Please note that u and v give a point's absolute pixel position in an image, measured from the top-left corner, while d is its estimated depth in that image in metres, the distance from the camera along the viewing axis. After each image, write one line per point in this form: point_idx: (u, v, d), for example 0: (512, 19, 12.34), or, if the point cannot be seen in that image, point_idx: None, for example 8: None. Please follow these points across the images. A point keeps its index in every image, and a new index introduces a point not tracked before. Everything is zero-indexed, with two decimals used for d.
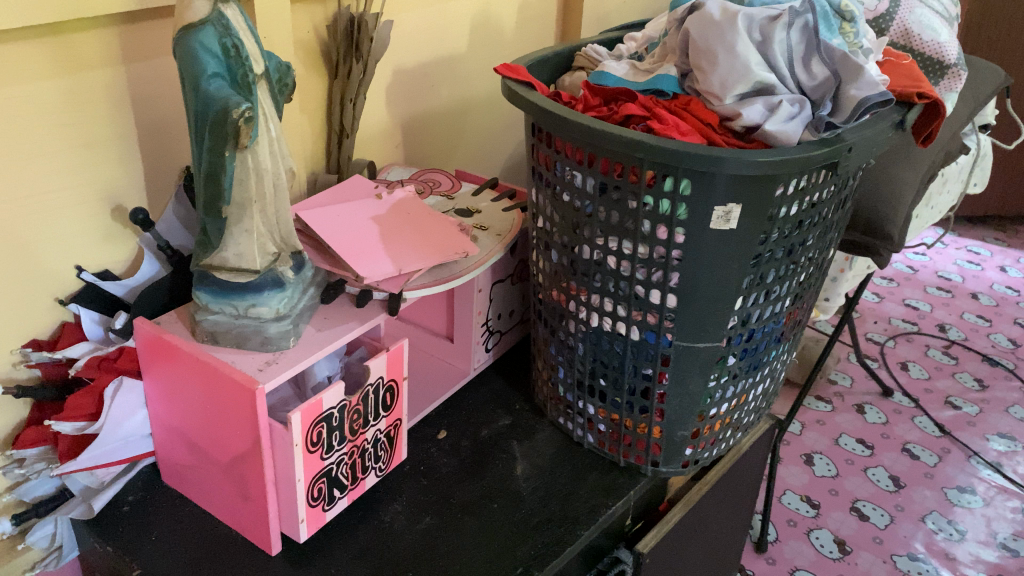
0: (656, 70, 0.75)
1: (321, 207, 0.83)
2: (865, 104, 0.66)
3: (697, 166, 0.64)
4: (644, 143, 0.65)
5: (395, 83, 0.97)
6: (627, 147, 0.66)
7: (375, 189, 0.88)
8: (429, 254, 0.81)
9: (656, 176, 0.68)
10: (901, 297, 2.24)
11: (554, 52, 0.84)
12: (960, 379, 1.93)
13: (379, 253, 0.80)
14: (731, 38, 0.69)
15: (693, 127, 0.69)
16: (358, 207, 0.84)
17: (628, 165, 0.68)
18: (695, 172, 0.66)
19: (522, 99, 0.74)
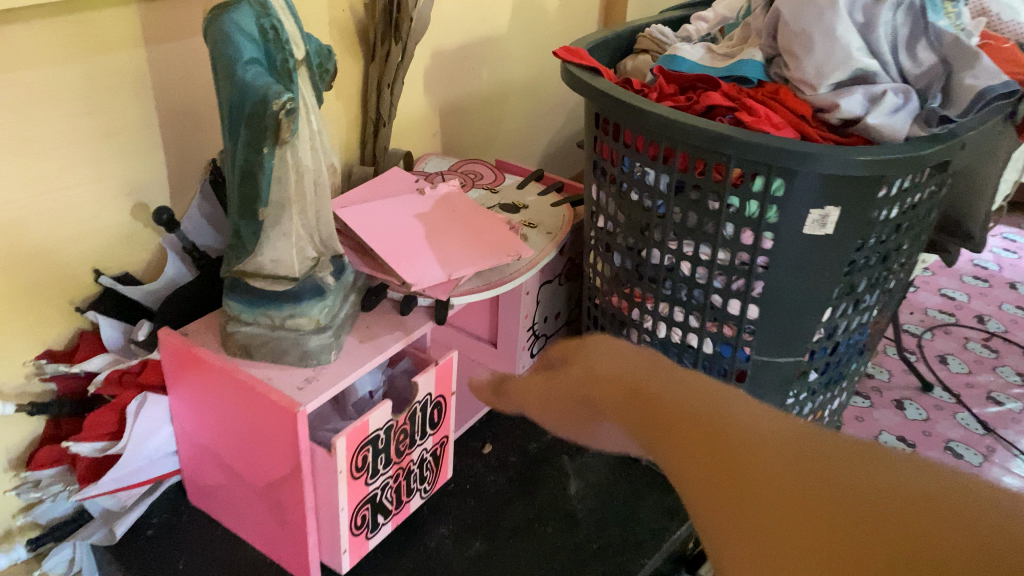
0: (737, 54, 0.68)
1: (360, 205, 0.75)
2: (986, 96, 0.58)
3: (797, 165, 0.56)
4: (734, 138, 0.58)
5: (433, 66, 0.89)
6: (714, 143, 0.59)
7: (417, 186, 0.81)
8: (480, 256, 0.74)
9: (744, 175, 0.60)
10: (937, 286, 2.17)
11: (616, 34, 0.77)
12: (1002, 372, 1.86)
13: (426, 255, 0.73)
14: (831, 17, 0.60)
15: (784, 119, 0.61)
16: (400, 204, 0.77)
17: (711, 162, 0.61)
18: (789, 171, 0.59)
19: (587, 86, 0.67)
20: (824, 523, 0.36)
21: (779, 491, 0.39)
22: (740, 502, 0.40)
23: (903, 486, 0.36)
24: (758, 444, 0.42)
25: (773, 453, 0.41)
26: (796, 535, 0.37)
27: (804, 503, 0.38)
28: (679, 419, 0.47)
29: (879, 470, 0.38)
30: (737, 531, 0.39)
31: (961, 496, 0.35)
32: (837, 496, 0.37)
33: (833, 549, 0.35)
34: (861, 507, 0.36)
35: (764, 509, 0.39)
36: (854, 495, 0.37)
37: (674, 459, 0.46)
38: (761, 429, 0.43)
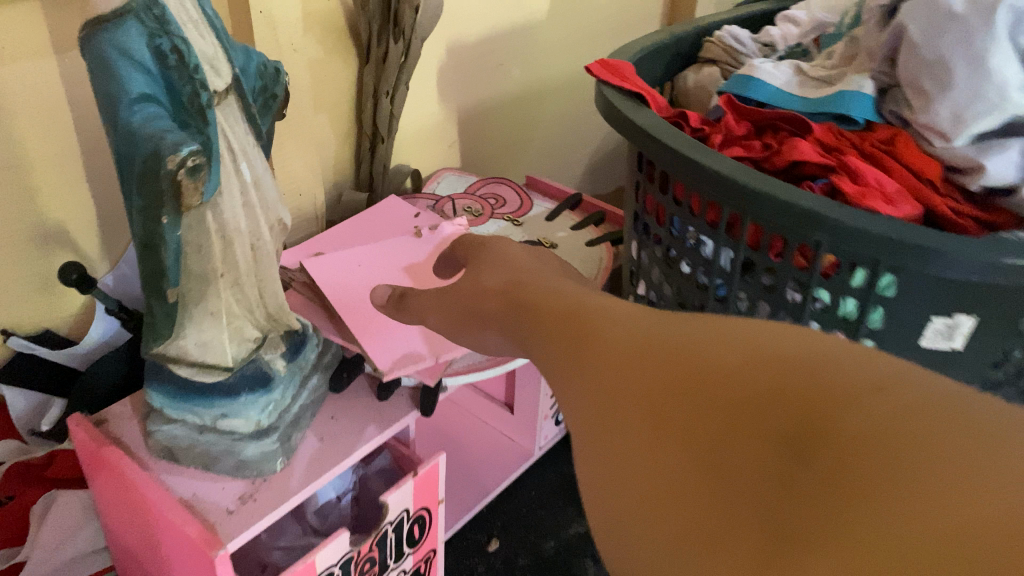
0: (838, 81, 0.49)
1: (322, 256, 0.59)
2: None
3: (921, 267, 0.39)
4: (827, 218, 0.40)
5: (448, 64, 0.72)
6: (798, 224, 0.41)
7: (399, 225, 0.65)
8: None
9: (839, 265, 0.43)
10: None
11: (675, 38, 0.59)
12: None
13: (407, 324, 0.56)
14: (982, 43, 0.41)
15: (900, 185, 0.43)
16: (373, 251, 0.60)
17: (792, 243, 0.43)
18: (908, 270, 0.41)
19: (626, 121, 0.49)
20: (747, 416, 0.17)
21: (687, 359, 0.19)
22: (614, 399, 0.20)
23: (775, 336, 0.19)
24: (639, 352, 0.21)
25: (652, 370, 0.20)
26: (683, 478, 0.18)
27: (687, 363, 0.19)
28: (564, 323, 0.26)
29: (924, 393, 0.16)
30: (597, 407, 0.21)
31: (918, 380, 0.17)
32: (736, 345, 0.19)
33: (707, 410, 0.18)
34: (792, 372, 0.17)
35: (647, 375, 0.20)
36: (744, 358, 0.18)
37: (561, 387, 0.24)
38: (645, 328, 0.22)
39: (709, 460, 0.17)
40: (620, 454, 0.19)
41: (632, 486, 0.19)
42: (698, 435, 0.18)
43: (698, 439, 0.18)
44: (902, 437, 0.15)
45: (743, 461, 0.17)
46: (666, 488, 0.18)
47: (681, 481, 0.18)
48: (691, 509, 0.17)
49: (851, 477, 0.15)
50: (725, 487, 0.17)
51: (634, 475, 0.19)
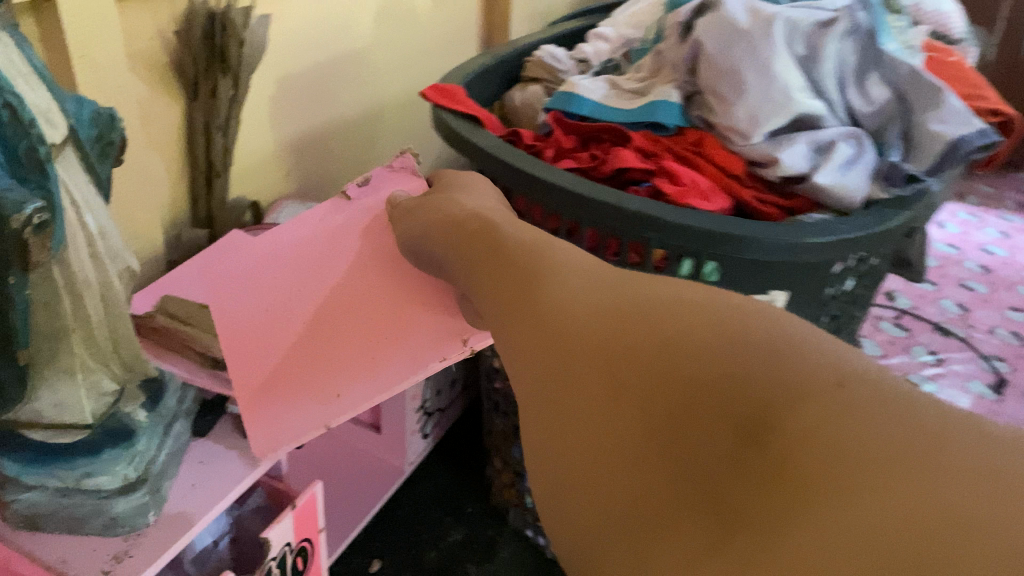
0: (649, 93, 0.54)
1: (229, 282, 0.51)
2: (960, 147, 0.47)
3: (734, 255, 0.44)
4: (658, 218, 0.44)
5: (278, 94, 0.72)
6: (632, 228, 0.46)
7: (349, 215, 0.54)
8: (408, 345, 0.50)
9: (669, 259, 0.47)
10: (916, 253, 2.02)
11: (498, 59, 0.62)
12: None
13: (321, 369, 0.49)
14: (765, 50, 0.48)
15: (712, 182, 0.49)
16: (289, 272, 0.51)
17: (626, 242, 0.47)
18: (728, 259, 0.45)
19: (462, 141, 0.52)
20: (681, 400, 0.19)
21: (637, 324, 0.21)
22: (559, 372, 0.23)
23: (733, 353, 0.19)
24: (593, 333, 0.22)
25: (608, 352, 0.21)
26: (628, 447, 0.20)
27: (636, 327, 0.21)
28: (509, 263, 0.29)
29: (893, 407, 0.17)
30: (534, 373, 0.24)
31: (886, 401, 0.17)
32: (688, 340, 0.20)
33: (666, 412, 0.19)
34: (745, 351, 0.19)
35: (590, 334, 0.22)
36: (713, 364, 0.19)
37: (498, 324, 0.27)
38: (595, 297, 0.24)
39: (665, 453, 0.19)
40: (576, 439, 0.21)
41: (580, 469, 0.21)
42: (640, 405, 0.20)
43: (650, 433, 0.19)
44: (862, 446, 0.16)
45: (701, 443, 0.18)
46: (610, 469, 0.20)
47: (624, 466, 0.20)
48: (630, 495, 0.19)
49: (801, 477, 0.16)
50: (667, 487, 0.19)
51: (598, 475, 0.20)
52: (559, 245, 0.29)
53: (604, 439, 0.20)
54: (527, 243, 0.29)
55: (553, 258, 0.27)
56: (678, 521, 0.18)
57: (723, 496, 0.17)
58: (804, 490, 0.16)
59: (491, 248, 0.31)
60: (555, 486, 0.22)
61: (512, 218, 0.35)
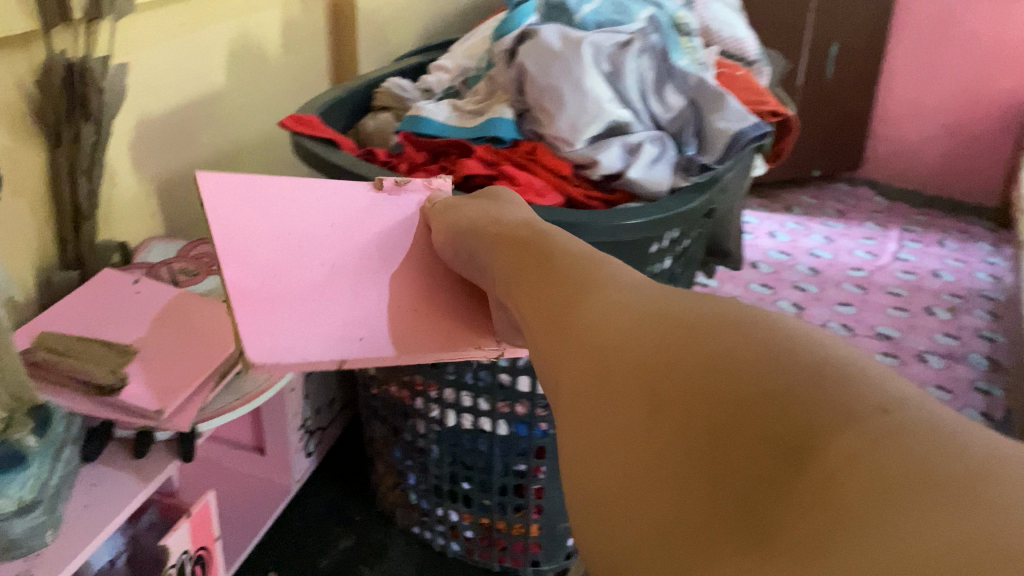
0: (486, 112, 0.62)
1: (252, 207, 0.50)
2: (741, 138, 0.57)
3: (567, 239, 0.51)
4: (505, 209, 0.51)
5: (138, 138, 0.75)
6: None
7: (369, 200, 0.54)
8: (434, 329, 0.47)
9: None
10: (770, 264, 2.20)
11: (348, 91, 0.69)
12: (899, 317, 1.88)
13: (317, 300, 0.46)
14: (577, 70, 0.58)
15: (546, 181, 0.57)
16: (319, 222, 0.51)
17: None
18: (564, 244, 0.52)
19: (323, 162, 0.58)
20: (742, 435, 0.26)
21: (703, 375, 0.28)
22: (639, 403, 0.29)
23: (800, 398, 0.26)
24: (676, 376, 0.29)
25: (689, 391, 0.28)
26: (688, 468, 0.26)
27: (701, 376, 0.28)
28: (565, 307, 0.36)
29: (927, 438, 0.24)
30: (593, 408, 0.31)
31: (915, 434, 0.24)
32: (764, 389, 0.27)
33: (734, 440, 0.26)
34: (795, 396, 0.26)
35: (657, 380, 0.29)
36: (785, 406, 0.26)
37: (567, 354, 0.34)
38: (675, 345, 0.31)
39: (727, 468, 0.25)
40: (648, 452, 0.28)
41: (649, 475, 0.27)
42: (714, 433, 0.26)
43: (719, 454, 0.26)
44: (884, 462, 0.23)
45: (760, 463, 0.25)
46: (667, 487, 0.26)
47: (682, 485, 0.26)
48: (692, 496, 0.26)
49: (834, 482, 0.23)
50: (724, 491, 0.25)
51: (662, 482, 0.27)
52: (624, 293, 0.36)
53: (662, 463, 0.27)
54: (604, 290, 0.36)
55: (613, 305, 0.35)
56: (729, 512, 0.25)
57: (761, 505, 0.24)
58: (830, 497, 0.23)
59: (547, 284, 0.39)
60: (614, 500, 0.28)
61: (563, 247, 0.42)
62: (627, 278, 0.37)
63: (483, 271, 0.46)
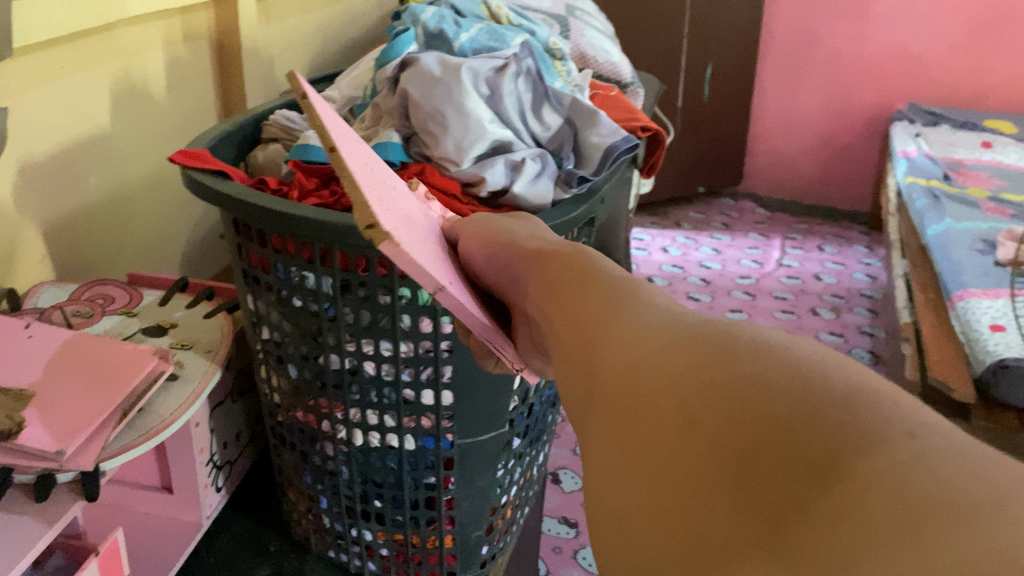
0: (374, 138, 0.65)
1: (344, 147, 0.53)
2: (614, 152, 0.64)
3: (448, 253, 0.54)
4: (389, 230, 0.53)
5: (22, 182, 0.74)
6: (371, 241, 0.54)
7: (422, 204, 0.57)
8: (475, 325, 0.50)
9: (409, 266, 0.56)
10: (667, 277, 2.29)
11: (237, 125, 0.70)
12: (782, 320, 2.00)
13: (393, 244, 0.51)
14: (459, 93, 0.61)
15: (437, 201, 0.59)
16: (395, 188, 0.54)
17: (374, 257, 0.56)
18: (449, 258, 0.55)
19: (212, 193, 0.58)
20: (763, 453, 0.28)
21: (739, 395, 0.30)
22: (665, 419, 0.32)
23: (827, 420, 0.28)
24: (702, 398, 0.31)
25: (712, 411, 0.30)
26: (728, 486, 0.27)
27: (737, 395, 0.30)
28: (600, 330, 0.39)
29: (948, 463, 0.25)
30: (624, 424, 0.33)
31: (939, 461, 0.25)
32: (787, 406, 0.29)
33: (755, 455, 0.28)
34: (826, 414, 0.28)
35: (695, 397, 0.31)
36: (807, 426, 0.28)
37: (593, 374, 0.37)
38: (702, 367, 0.33)
39: (744, 482, 0.27)
40: (669, 467, 0.30)
41: (666, 487, 0.30)
42: (736, 446, 0.28)
43: (741, 468, 0.28)
44: (899, 483, 0.24)
45: (781, 477, 0.27)
46: (698, 491, 0.28)
47: (709, 489, 0.28)
48: (708, 505, 0.28)
49: (848, 496, 0.25)
50: (741, 502, 0.27)
51: (681, 494, 0.29)
52: (655, 315, 0.38)
53: (696, 470, 0.29)
54: (630, 312, 0.39)
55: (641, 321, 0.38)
56: (743, 521, 0.26)
57: (791, 502, 0.26)
58: (853, 503, 0.25)
59: (585, 308, 0.41)
60: (637, 514, 0.30)
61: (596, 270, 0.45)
62: (670, 306, 0.39)
63: (515, 284, 0.49)
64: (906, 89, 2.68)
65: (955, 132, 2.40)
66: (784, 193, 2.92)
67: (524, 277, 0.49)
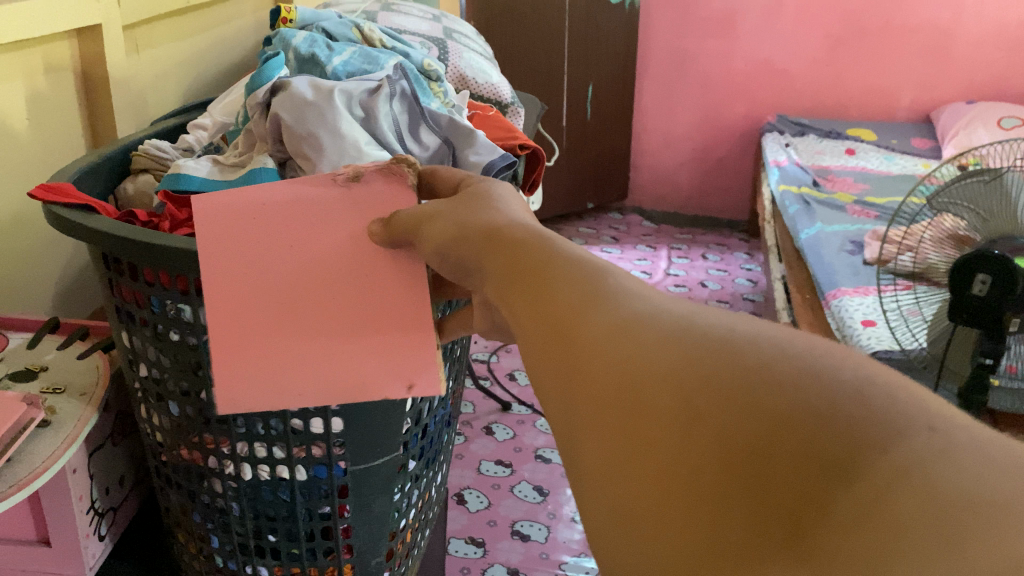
0: (248, 163, 0.64)
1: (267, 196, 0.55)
2: (491, 169, 0.65)
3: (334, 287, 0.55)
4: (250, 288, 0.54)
5: None
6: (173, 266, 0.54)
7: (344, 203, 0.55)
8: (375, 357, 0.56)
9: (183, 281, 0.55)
10: None
11: (104, 157, 0.68)
12: None
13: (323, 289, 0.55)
14: (333, 116, 0.61)
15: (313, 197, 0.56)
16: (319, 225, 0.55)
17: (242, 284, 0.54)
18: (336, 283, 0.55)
19: (77, 226, 0.56)
20: (779, 453, 0.24)
21: (738, 390, 0.25)
22: (646, 412, 0.27)
23: (843, 405, 0.24)
24: (696, 384, 0.26)
25: (711, 400, 0.26)
26: (743, 492, 0.24)
27: (732, 381, 0.26)
28: (552, 301, 0.33)
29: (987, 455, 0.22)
30: (603, 414, 0.28)
31: (978, 451, 0.22)
32: (794, 391, 0.25)
33: (764, 455, 0.24)
34: (841, 414, 0.24)
35: (687, 392, 0.26)
36: (823, 413, 0.24)
37: (553, 356, 0.32)
38: (688, 341, 0.28)
39: (760, 489, 0.23)
40: (666, 470, 0.25)
41: (662, 493, 0.25)
42: (748, 445, 0.24)
43: (758, 472, 0.24)
44: (937, 482, 0.21)
45: (798, 483, 0.23)
46: (695, 508, 0.24)
47: (717, 499, 0.24)
48: (721, 516, 0.24)
49: (885, 505, 0.21)
50: (755, 508, 0.23)
51: (681, 500, 0.25)
52: (616, 279, 0.33)
53: (702, 473, 0.25)
54: (582, 276, 0.34)
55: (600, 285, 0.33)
56: (760, 536, 0.23)
57: (799, 519, 0.22)
58: (871, 516, 0.21)
59: (539, 288, 0.35)
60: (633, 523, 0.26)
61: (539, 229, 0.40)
62: (644, 284, 0.33)
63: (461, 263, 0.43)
64: (775, 102, 2.82)
65: (822, 140, 2.54)
66: (668, 205, 3.01)
67: (470, 254, 0.42)
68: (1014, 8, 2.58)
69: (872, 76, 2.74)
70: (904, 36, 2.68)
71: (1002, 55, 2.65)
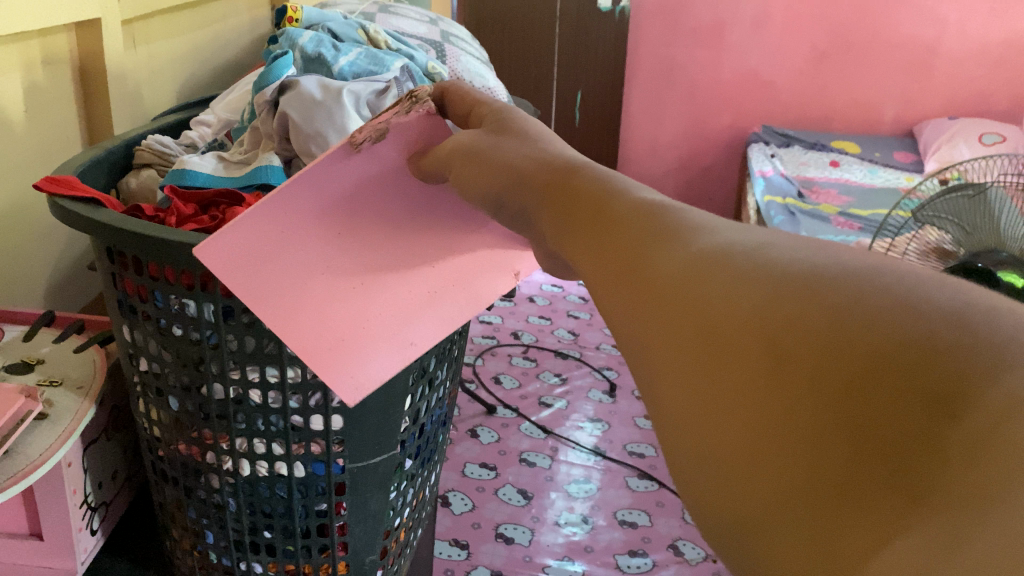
0: (254, 161, 0.64)
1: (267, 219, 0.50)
2: None
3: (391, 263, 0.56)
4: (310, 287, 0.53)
5: None
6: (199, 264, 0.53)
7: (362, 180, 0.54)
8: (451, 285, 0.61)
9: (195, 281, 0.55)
10: (523, 314, 2.30)
11: (108, 151, 0.67)
12: (603, 371, 2.00)
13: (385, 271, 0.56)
14: (341, 117, 0.62)
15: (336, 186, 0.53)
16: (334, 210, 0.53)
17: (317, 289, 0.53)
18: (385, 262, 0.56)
19: (83, 220, 0.56)
20: (874, 383, 0.21)
21: (823, 325, 0.23)
22: (725, 348, 0.25)
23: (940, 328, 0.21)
24: (783, 313, 0.24)
25: (799, 329, 0.23)
26: (834, 429, 0.21)
27: (819, 310, 0.24)
28: (637, 249, 0.32)
29: None
30: (681, 359, 0.26)
31: None
32: (887, 317, 0.22)
33: (856, 384, 0.21)
34: (943, 343, 0.21)
35: (770, 328, 0.24)
36: (922, 339, 0.21)
37: (629, 304, 0.30)
38: (774, 275, 0.26)
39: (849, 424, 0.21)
40: (747, 408, 0.23)
41: (744, 431, 0.23)
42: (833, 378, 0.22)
43: (848, 405, 0.21)
44: None
45: (892, 417, 0.21)
46: (780, 452, 0.22)
47: (805, 434, 0.22)
48: (808, 455, 0.22)
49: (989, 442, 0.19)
50: (845, 446, 0.21)
51: (764, 436, 0.23)
52: (690, 222, 0.32)
53: (795, 407, 0.22)
54: (661, 223, 0.32)
55: (677, 230, 0.31)
56: (857, 474, 0.21)
57: (898, 455, 0.20)
58: (985, 449, 0.19)
59: (614, 242, 0.33)
60: (712, 467, 0.24)
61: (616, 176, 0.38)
62: (715, 222, 0.31)
63: (518, 214, 0.44)
64: (761, 113, 2.85)
65: (807, 152, 2.57)
66: None
67: (538, 211, 0.41)
68: (994, 27, 2.64)
69: (857, 89, 2.78)
70: (889, 51, 2.72)
71: (982, 73, 2.71)
